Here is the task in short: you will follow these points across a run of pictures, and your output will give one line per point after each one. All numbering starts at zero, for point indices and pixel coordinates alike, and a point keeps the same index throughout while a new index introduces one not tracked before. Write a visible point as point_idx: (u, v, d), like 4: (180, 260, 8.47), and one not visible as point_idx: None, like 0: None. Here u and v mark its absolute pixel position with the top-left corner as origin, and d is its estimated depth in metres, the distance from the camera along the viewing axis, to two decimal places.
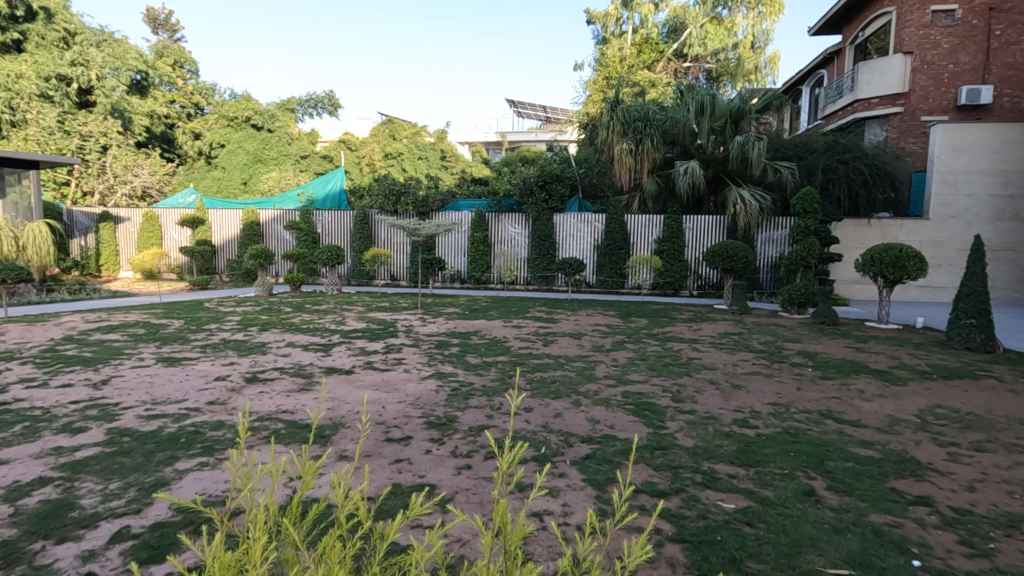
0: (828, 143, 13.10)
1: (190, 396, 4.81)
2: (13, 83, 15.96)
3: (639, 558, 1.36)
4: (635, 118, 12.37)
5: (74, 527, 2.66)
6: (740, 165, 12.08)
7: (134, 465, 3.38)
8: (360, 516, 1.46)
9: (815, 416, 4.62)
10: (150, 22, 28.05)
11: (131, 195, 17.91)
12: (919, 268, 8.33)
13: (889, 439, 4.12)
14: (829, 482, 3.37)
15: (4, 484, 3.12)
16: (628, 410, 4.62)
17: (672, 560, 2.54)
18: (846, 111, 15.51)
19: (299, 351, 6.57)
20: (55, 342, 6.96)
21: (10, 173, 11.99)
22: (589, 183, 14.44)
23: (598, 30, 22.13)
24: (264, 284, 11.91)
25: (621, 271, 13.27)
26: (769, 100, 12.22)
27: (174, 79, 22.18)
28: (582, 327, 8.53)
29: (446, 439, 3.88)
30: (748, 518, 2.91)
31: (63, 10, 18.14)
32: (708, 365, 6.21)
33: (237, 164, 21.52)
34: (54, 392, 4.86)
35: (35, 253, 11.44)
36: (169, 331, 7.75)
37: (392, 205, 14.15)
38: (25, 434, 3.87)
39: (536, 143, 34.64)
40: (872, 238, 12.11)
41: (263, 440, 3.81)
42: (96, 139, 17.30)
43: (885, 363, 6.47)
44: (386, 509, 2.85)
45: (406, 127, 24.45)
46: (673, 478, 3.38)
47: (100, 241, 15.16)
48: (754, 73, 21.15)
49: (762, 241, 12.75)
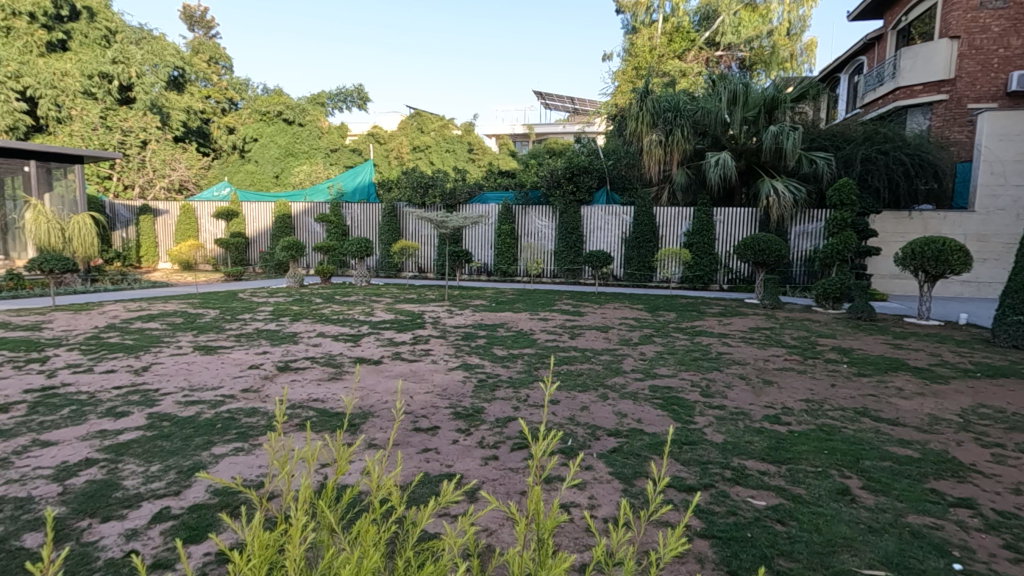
0: (868, 132, 12.59)
1: (225, 384, 4.94)
2: (59, 81, 16.48)
3: (673, 551, 1.35)
4: (665, 109, 12.16)
5: (118, 507, 2.78)
6: (773, 156, 11.78)
7: (174, 449, 3.50)
8: (394, 500, 1.49)
9: (850, 414, 4.49)
10: (186, 19, 28.77)
11: (169, 188, 18.59)
12: (963, 263, 8.00)
13: (929, 439, 3.98)
14: (865, 481, 3.28)
15: (53, 464, 3.27)
16: (655, 404, 4.59)
17: (701, 555, 2.52)
18: (888, 99, 14.90)
19: (329, 342, 6.68)
20: (99, 330, 7.24)
21: (58, 167, 12.49)
22: (617, 175, 14.28)
23: (628, 20, 21.76)
24: (295, 276, 12.13)
25: (649, 264, 13.14)
26: (804, 89, 11.88)
27: (209, 75, 22.77)
28: (609, 320, 8.51)
29: (472, 430, 3.90)
30: (780, 515, 2.86)
31: (104, 9, 18.76)
32: (738, 361, 6.08)
33: (269, 157, 22.04)
34: (98, 377, 5.08)
35: (81, 246, 11.81)
36: (206, 320, 8.02)
37: (420, 197, 14.29)
38: (72, 417, 4.06)
39: (563, 136, 34.44)
40: (913, 231, 11.69)
41: (298, 427, 3.91)
42: (136, 134, 17.92)
43: (925, 360, 6.24)
44: (416, 497, 2.90)
45: (434, 120, 24.60)
46: (702, 473, 3.34)
47: (141, 233, 15.74)
48: (789, 61, 20.55)
49: (795, 234, 12.41)
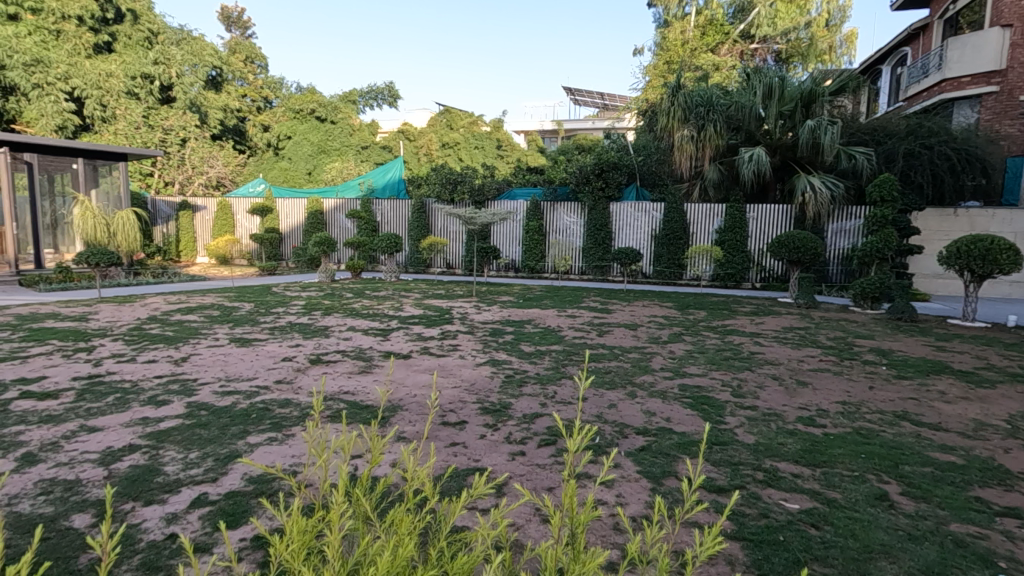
0: (911, 126, 12.13)
1: (260, 375, 5.09)
2: (104, 82, 17.02)
3: (711, 549, 1.34)
4: (697, 103, 11.94)
5: (159, 492, 2.88)
6: (810, 151, 11.44)
7: (211, 437, 3.61)
8: (427, 491, 1.51)
9: (889, 417, 4.35)
10: (224, 20, 29.57)
11: (207, 185, 19.10)
12: (1013, 262, 7.63)
13: (974, 445, 3.82)
14: (905, 487, 3.16)
15: (99, 448, 3.42)
16: (685, 403, 4.53)
17: (731, 557, 2.48)
18: (933, 91, 14.35)
19: (359, 336, 6.80)
20: (141, 321, 7.53)
21: (103, 165, 12.99)
22: (647, 171, 14.13)
23: (661, 14, 21.47)
24: (326, 271, 12.39)
25: (678, 261, 12.97)
26: (843, 83, 11.49)
27: (245, 74, 23.39)
28: (637, 318, 8.41)
29: (500, 425, 3.92)
30: (814, 520, 2.79)
31: (148, 11, 19.50)
32: (771, 361, 5.95)
33: (302, 154, 22.48)
34: (141, 367, 5.29)
35: (124, 240, 12.28)
36: (241, 313, 8.25)
37: (448, 193, 14.37)
38: (116, 404, 4.24)
39: (593, 132, 34.15)
40: (958, 229, 11.22)
41: (329, 419, 3.99)
42: (176, 133, 18.51)
43: (970, 363, 5.99)
44: (446, 490, 2.93)
45: (463, 117, 24.83)
46: (733, 474, 3.28)
47: (180, 228, 16.30)
48: (828, 53, 19.93)
49: (832, 232, 12.04)
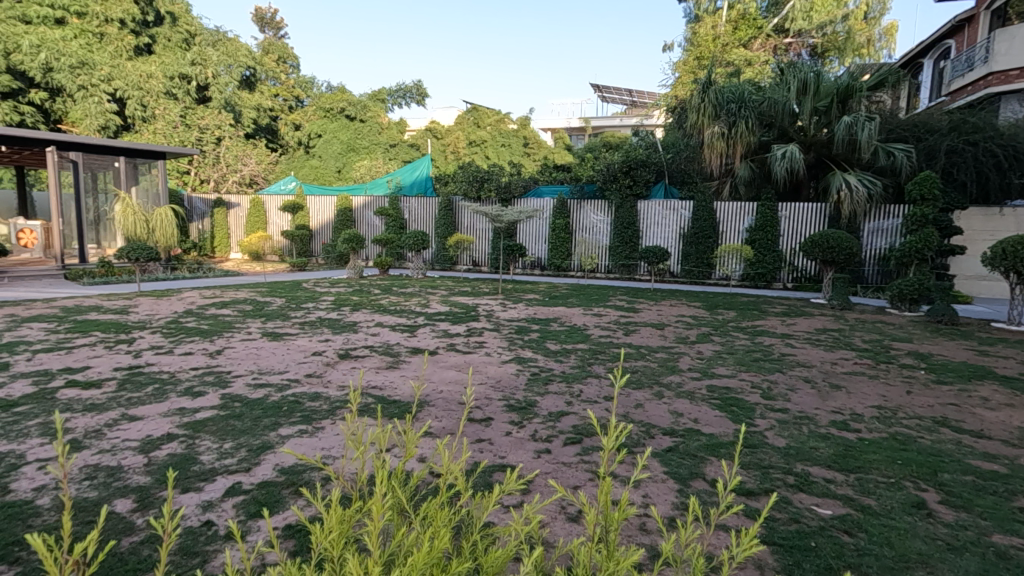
0: (955, 121, 11.63)
1: (291, 368, 5.22)
2: (144, 83, 17.55)
3: (748, 550, 1.34)
4: (728, 100, 11.69)
5: (195, 480, 2.98)
6: (846, 148, 11.11)
7: (244, 428, 3.71)
8: (460, 486, 1.53)
9: (927, 423, 4.21)
10: (258, 21, 30.21)
11: (241, 182, 19.52)
12: None
13: (1018, 454, 3.68)
14: (944, 496, 3.06)
15: (139, 437, 3.55)
16: (713, 405, 4.46)
17: (761, 562, 2.44)
18: (979, 85, 13.78)
19: (386, 332, 6.89)
20: (178, 315, 7.77)
21: (143, 163, 13.41)
22: (676, 168, 13.94)
23: (692, 9, 21.15)
24: (354, 268, 12.58)
25: (707, 261, 12.75)
26: (882, 77, 11.12)
27: (277, 74, 23.89)
28: (665, 317, 8.31)
29: (525, 423, 3.94)
30: (847, 526, 2.73)
31: (186, 13, 20.33)
32: (803, 363, 5.83)
33: (332, 152, 22.84)
34: (178, 359, 5.47)
35: (163, 236, 12.63)
36: (272, 308, 8.44)
37: (475, 191, 14.44)
38: (155, 394, 4.39)
39: (621, 129, 33.77)
40: (1003, 229, 10.83)
41: (358, 413, 4.06)
42: (211, 131, 18.75)
43: (1015, 369, 5.74)
44: (474, 486, 2.96)
45: (490, 114, 25.03)
46: (763, 477, 3.23)
47: (215, 224, 16.73)
48: (866, 46, 19.36)
49: (868, 231, 11.69)
